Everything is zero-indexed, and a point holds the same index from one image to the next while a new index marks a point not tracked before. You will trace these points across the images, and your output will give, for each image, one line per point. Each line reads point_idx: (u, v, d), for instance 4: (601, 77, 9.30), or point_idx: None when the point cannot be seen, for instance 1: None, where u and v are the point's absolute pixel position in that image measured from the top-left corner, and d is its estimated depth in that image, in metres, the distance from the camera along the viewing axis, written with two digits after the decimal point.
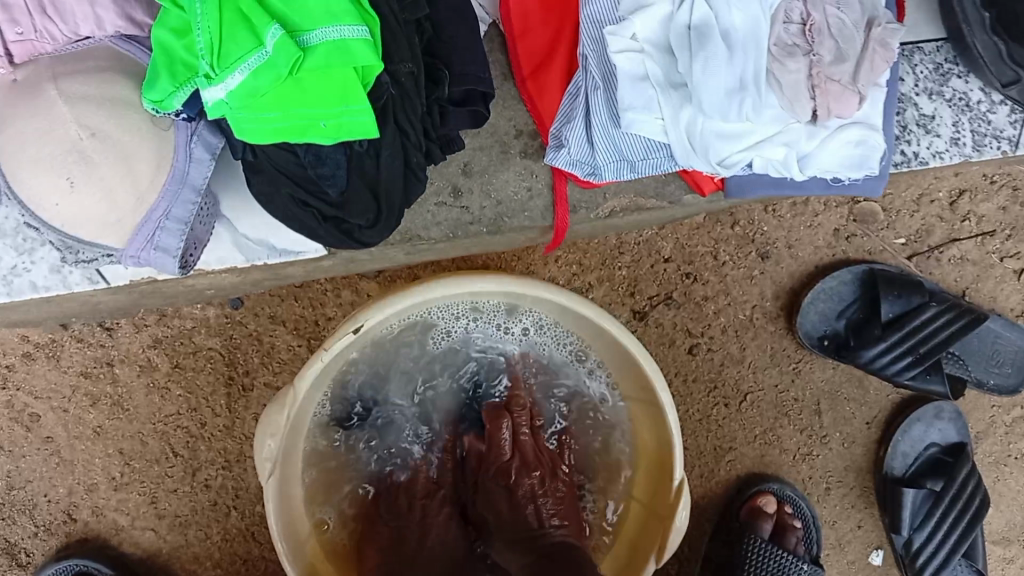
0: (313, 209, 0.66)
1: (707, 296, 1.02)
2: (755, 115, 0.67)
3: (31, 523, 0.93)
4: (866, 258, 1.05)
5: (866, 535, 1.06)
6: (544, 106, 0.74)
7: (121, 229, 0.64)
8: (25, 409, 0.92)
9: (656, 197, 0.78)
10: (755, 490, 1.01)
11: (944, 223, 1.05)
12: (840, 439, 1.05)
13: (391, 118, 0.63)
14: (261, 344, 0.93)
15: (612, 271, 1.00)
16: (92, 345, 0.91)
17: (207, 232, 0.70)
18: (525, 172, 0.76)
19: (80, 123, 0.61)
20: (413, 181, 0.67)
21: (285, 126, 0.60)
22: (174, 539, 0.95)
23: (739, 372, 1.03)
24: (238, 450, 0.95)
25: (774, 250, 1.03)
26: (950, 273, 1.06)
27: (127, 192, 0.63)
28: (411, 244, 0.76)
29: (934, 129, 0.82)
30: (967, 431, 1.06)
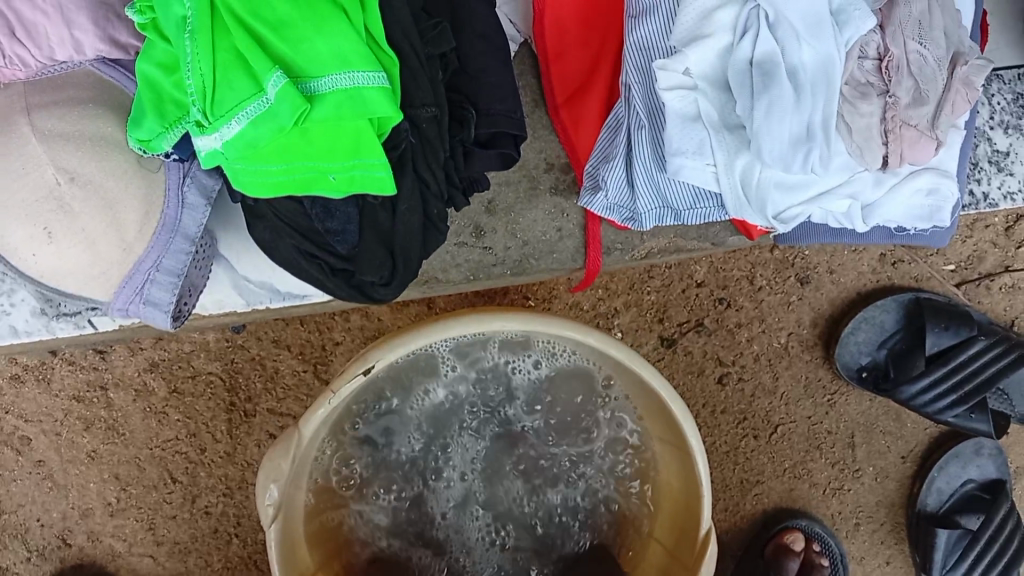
0: (322, 263, 0.59)
1: (741, 322, 0.95)
2: (821, 166, 0.60)
3: (24, 548, 0.89)
4: (912, 284, 0.98)
5: (894, 571, 1.01)
6: (579, 142, 0.67)
7: (107, 282, 0.58)
8: (15, 433, 0.86)
9: (699, 239, 0.71)
10: (781, 527, 0.96)
11: (998, 249, 0.97)
12: (873, 473, 1.00)
13: (409, 169, 0.55)
14: (264, 369, 0.87)
15: (640, 296, 0.92)
16: (85, 368, 0.85)
17: (204, 277, 0.63)
18: (554, 211, 0.69)
19: (58, 167, 0.55)
20: (433, 232, 0.59)
21: (288, 179, 0.53)
22: (174, 566, 0.91)
23: (771, 403, 0.97)
24: (239, 477, 0.90)
25: (814, 274, 0.96)
26: (999, 302, 0.99)
27: (111, 243, 0.56)
28: (427, 286, 0.69)
29: (1007, 167, 0.74)
30: (1007, 468, 1.01)
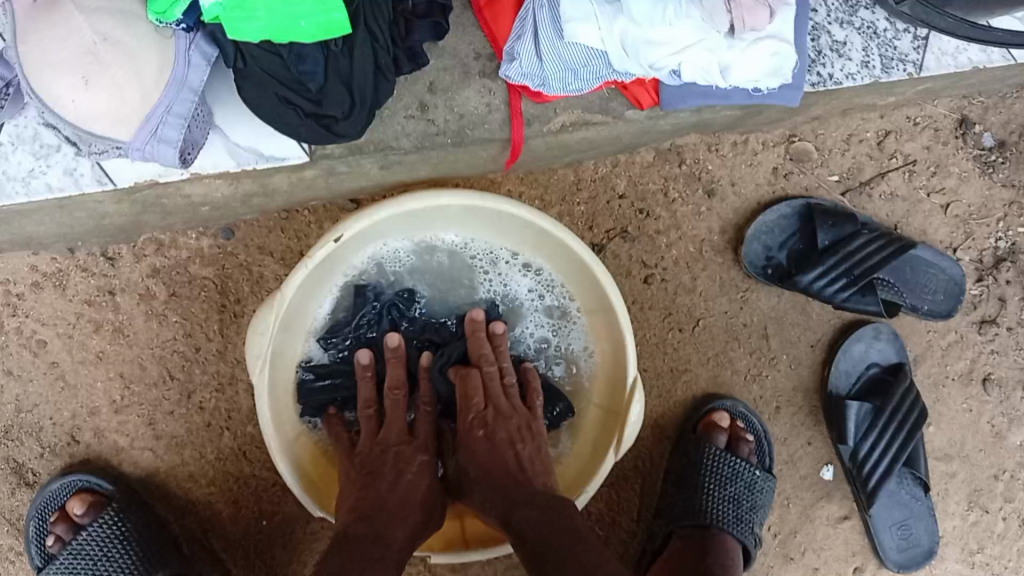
0: (298, 108, 0.75)
1: (659, 230, 1.12)
2: (678, 22, 0.78)
3: (37, 445, 1.00)
4: (804, 193, 1.15)
5: (816, 451, 1.13)
6: (498, 28, 0.84)
7: (128, 124, 0.73)
8: (33, 336, 0.99)
9: (602, 112, 0.89)
10: (710, 409, 1.09)
11: (873, 161, 1.16)
12: (787, 361, 1.14)
13: (362, 21, 0.73)
14: (250, 273, 1.02)
15: (572, 206, 1.09)
16: (95, 274, 0.99)
17: (203, 136, 0.80)
18: (484, 90, 0.86)
19: (94, 29, 0.71)
20: (383, 80, 0.76)
21: (268, 27, 0.70)
22: (170, 458, 1.02)
23: (691, 300, 1.12)
24: (229, 374, 1.03)
25: (719, 187, 1.13)
26: (882, 208, 1.16)
27: (133, 90, 0.72)
28: (384, 154, 0.85)
29: (845, 53, 0.93)
30: (905, 353, 1.15)
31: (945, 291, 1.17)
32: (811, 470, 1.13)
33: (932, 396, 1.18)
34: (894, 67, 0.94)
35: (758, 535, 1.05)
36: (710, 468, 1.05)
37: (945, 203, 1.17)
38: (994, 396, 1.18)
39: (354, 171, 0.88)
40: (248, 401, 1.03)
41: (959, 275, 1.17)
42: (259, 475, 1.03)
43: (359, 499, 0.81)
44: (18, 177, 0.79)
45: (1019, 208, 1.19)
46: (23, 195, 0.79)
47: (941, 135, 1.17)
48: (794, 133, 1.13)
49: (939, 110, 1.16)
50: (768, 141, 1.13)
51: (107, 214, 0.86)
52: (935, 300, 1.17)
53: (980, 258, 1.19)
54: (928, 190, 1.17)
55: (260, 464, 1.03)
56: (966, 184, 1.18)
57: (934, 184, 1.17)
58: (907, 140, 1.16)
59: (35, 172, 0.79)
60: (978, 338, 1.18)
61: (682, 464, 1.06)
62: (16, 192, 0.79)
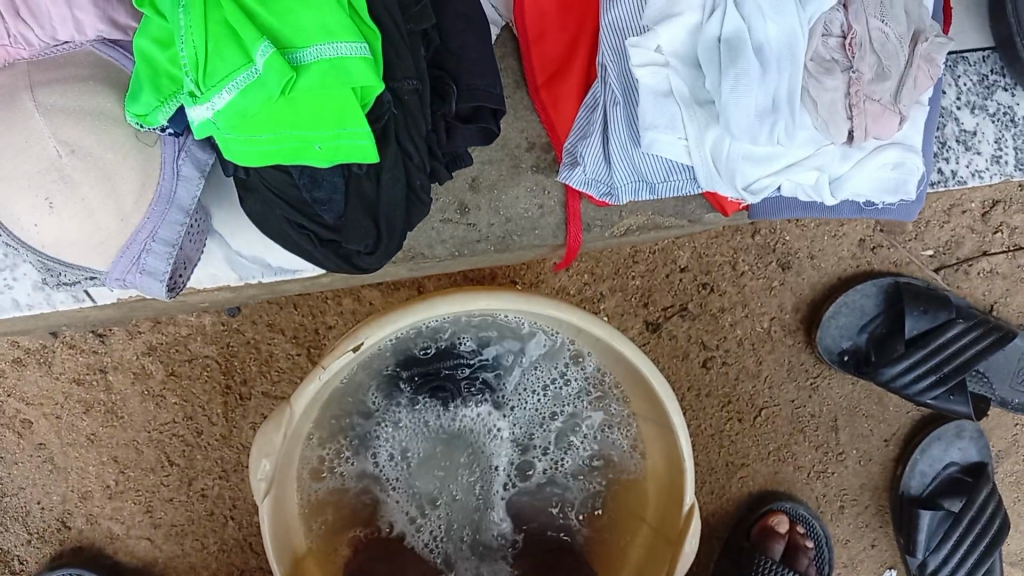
0: (311, 235, 0.62)
1: (724, 307, 0.98)
2: (786, 138, 0.62)
3: (24, 531, 0.91)
4: (891, 269, 1.00)
5: (879, 554, 1.03)
6: (559, 118, 0.69)
7: (105, 253, 0.60)
8: (17, 415, 0.89)
9: (676, 216, 0.74)
10: (767, 510, 0.98)
11: (975, 235, 1.00)
12: (856, 456, 1.01)
13: (392, 140, 0.58)
14: (259, 353, 0.90)
15: (626, 281, 0.95)
16: (85, 351, 0.88)
17: (198, 251, 0.66)
18: (536, 189, 0.72)
19: (59, 139, 0.57)
20: (417, 205, 0.62)
21: (276, 149, 0.56)
22: (170, 549, 0.93)
23: (754, 386, 0.99)
24: (234, 460, 0.92)
25: (795, 260, 0.98)
26: (978, 288, 1.02)
27: (109, 214, 0.59)
28: (414, 262, 0.72)
29: (974, 146, 0.77)
30: (989, 452, 1.03)
31: None
32: (871, 573, 1.03)
33: (1012, 496, 1.05)
34: None
35: None
36: None
37: None
38: None
39: (379, 275, 0.74)
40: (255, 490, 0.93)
41: None
42: (267, 568, 0.94)
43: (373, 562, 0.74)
44: None
45: None
46: None
47: None
48: None
49: None
50: None
51: (89, 317, 0.73)
52: None
53: None
54: None
55: (268, 556, 0.94)
56: None
57: None
58: (1017, 211, 1.00)
59: None
60: None
61: (732, 574, 0.96)
62: None
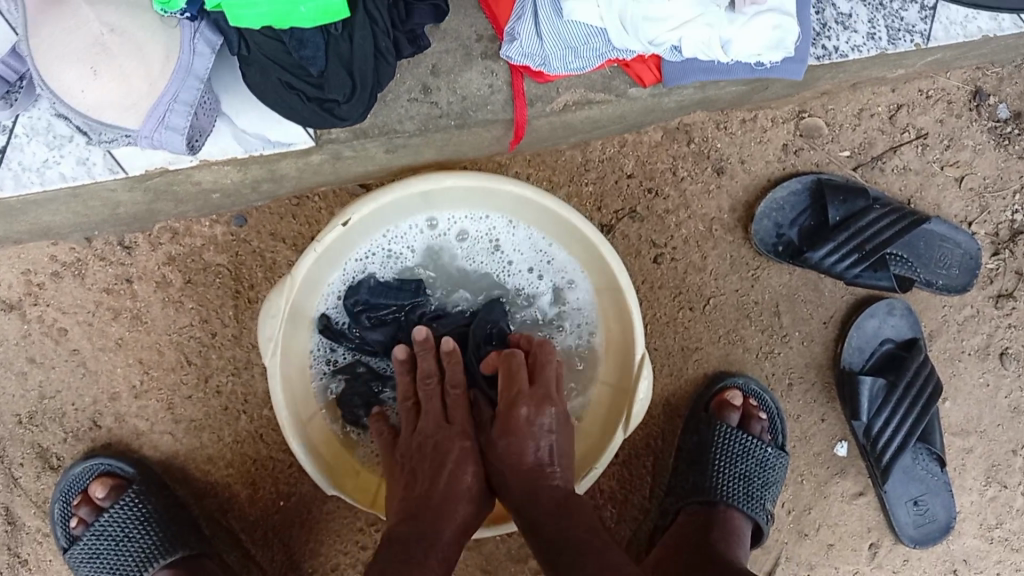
0: (299, 92, 0.77)
1: (668, 209, 1.12)
2: None
3: (61, 430, 1.03)
4: (814, 169, 1.14)
5: (829, 428, 1.13)
6: (499, 10, 0.85)
7: (137, 112, 0.75)
8: (54, 324, 1.02)
9: (605, 91, 0.89)
10: (723, 386, 1.10)
11: (885, 135, 1.14)
12: (799, 337, 1.13)
13: (361, 5, 0.73)
14: (264, 260, 1.04)
15: (579, 187, 1.10)
16: (113, 263, 1.02)
17: (211, 123, 0.81)
18: (486, 71, 0.87)
19: (102, 20, 0.72)
20: (384, 64, 0.77)
21: (269, 11, 0.71)
22: (190, 441, 1.04)
23: (702, 279, 1.12)
24: (245, 358, 1.05)
25: (728, 165, 1.13)
26: (894, 183, 1.15)
27: (140, 79, 0.74)
28: (389, 138, 0.87)
29: (851, 26, 0.92)
30: (919, 327, 1.15)
31: (960, 266, 1.15)
32: (825, 446, 1.13)
33: (947, 371, 1.17)
34: (902, 39, 0.93)
35: (769, 511, 1.05)
36: (720, 444, 1.05)
37: (959, 176, 1.16)
38: (1012, 369, 1.18)
39: (360, 155, 0.89)
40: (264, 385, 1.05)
41: (974, 249, 1.16)
42: (277, 457, 1.05)
43: (405, 500, 0.83)
44: (33, 167, 0.81)
45: None
46: (38, 185, 0.81)
47: (955, 107, 1.15)
48: (803, 110, 1.13)
49: (952, 83, 1.15)
50: (778, 118, 1.13)
51: (120, 202, 0.88)
52: (950, 275, 1.15)
53: (996, 232, 1.17)
54: (941, 164, 1.16)
55: (277, 445, 1.05)
56: (980, 157, 1.16)
57: (947, 158, 1.16)
58: (920, 114, 1.15)
59: (49, 162, 0.81)
60: (995, 312, 1.17)
61: (693, 441, 1.07)
62: (32, 182, 0.81)
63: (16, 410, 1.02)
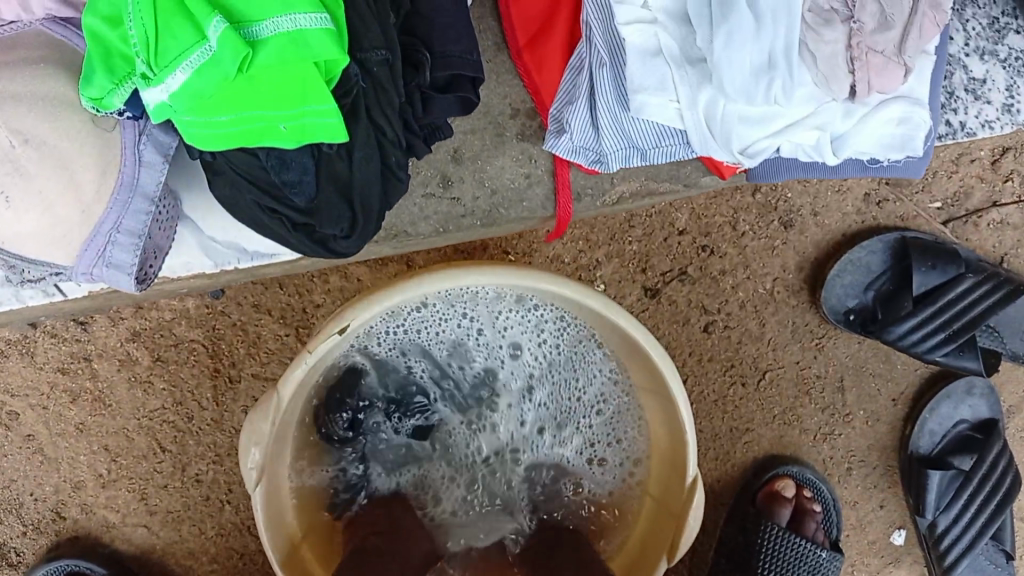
0: (283, 219, 0.58)
1: (724, 270, 0.95)
2: (783, 98, 0.58)
3: (19, 523, 0.90)
4: (898, 224, 0.96)
5: (888, 515, 1.01)
6: (544, 86, 0.65)
7: (68, 246, 0.57)
8: (3, 407, 0.87)
9: (670, 179, 0.70)
10: (774, 474, 0.96)
11: (984, 184, 0.96)
12: (863, 416, 0.99)
13: (362, 117, 0.55)
14: (247, 335, 0.87)
15: (621, 247, 0.92)
16: (69, 340, 0.86)
17: (168, 238, 0.63)
18: (521, 157, 0.68)
19: (11, 128, 0.54)
20: (393, 183, 0.59)
21: (237, 131, 0.52)
22: (167, 535, 0.91)
23: (758, 350, 0.97)
24: (228, 444, 0.90)
25: (798, 218, 0.95)
26: (988, 239, 0.98)
27: (70, 206, 0.56)
28: (398, 240, 0.68)
29: (983, 95, 0.73)
30: (999, 407, 1.00)
31: None
32: (881, 534, 1.01)
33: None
34: None
35: None
36: (767, 549, 0.92)
37: None
38: None
39: (362, 253, 0.71)
40: None
41: None
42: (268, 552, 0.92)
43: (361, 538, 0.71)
44: None
45: None
46: None
47: None
48: None
49: None
50: None
51: (63, 307, 0.71)
52: None
53: None
54: None
55: None
56: None
57: None
58: None
59: None
60: None
61: (738, 541, 0.94)
62: None
63: None
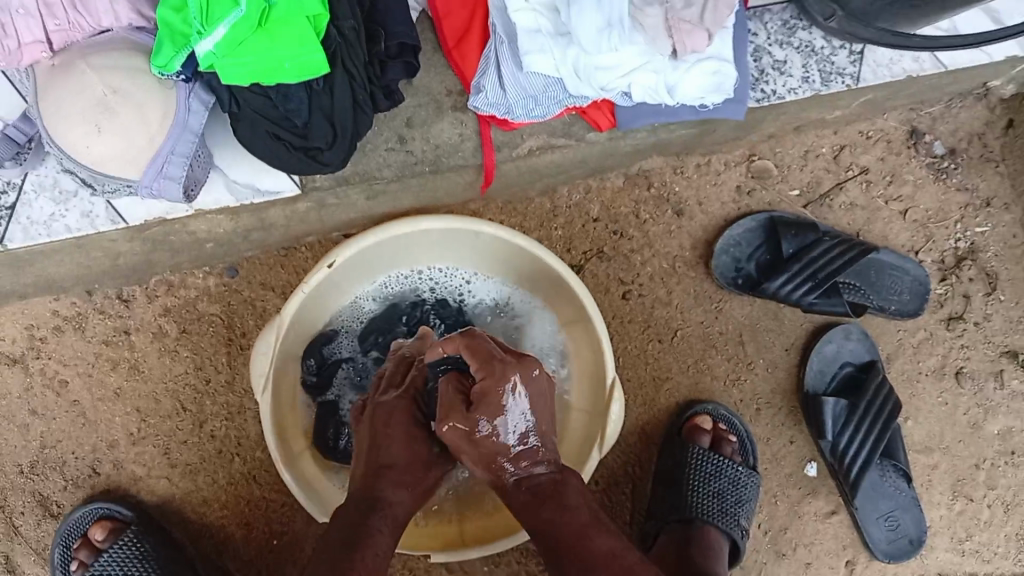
0: (285, 141, 0.84)
1: (633, 249, 1.19)
2: (620, 45, 0.86)
3: (61, 478, 1.07)
4: (767, 208, 1.22)
5: (798, 449, 1.19)
6: (467, 67, 0.93)
7: (138, 164, 0.82)
8: (56, 376, 1.07)
9: (565, 136, 0.98)
10: (693, 411, 1.16)
11: (830, 174, 1.24)
12: (764, 364, 1.20)
13: (339, 64, 0.83)
14: (255, 309, 1.09)
15: (550, 232, 1.17)
16: (112, 316, 1.07)
17: (205, 174, 0.88)
18: (456, 122, 0.95)
19: (105, 83, 0.80)
20: (361, 115, 0.86)
21: (259, 69, 0.79)
22: (186, 485, 1.08)
23: (668, 312, 1.19)
24: (238, 403, 1.09)
25: (687, 207, 1.21)
26: (843, 217, 1.24)
27: (141, 133, 0.81)
28: (369, 183, 0.94)
29: (786, 71, 1.02)
30: (876, 350, 1.22)
31: (910, 291, 1.23)
32: (796, 466, 1.19)
33: (907, 392, 1.23)
34: (834, 80, 1.03)
35: (745, 527, 1.11)
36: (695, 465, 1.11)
37: (903, 210, 1.25)
38: (969, 388, 1.24)
39: (342, 202, 0.97)
40: (256, 429, 1.09)
41: (923, 275, 1.23)
42: (269, 497, 1.09)
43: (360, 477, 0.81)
44: (40, 221, 0.88)
45: (975, 210, 1.25)
46: (46, 236, 0.88)
47: (894, 146, 1.24)
48: (753, 154, 1.22)
49: (889, 124, 1.24)
50: (730, 161, 1.22)
51: (121, 252, 0.95)
52: (902, 300, 1.23)
53: (942, 259, 1.25)
54: (886, 199, 1.25)
55: (270, 487, 1.09)
56: (921, 190, 1.25)
57: (891, 193, 1.25)
58: (862, 154, 1.24)
59: (55, 216, 0.88)
60: (948, 334, 1.24)
61: (669, 464, 1.13)
62: (40, 234, 0.87)
63: (17, 461, 1.07)
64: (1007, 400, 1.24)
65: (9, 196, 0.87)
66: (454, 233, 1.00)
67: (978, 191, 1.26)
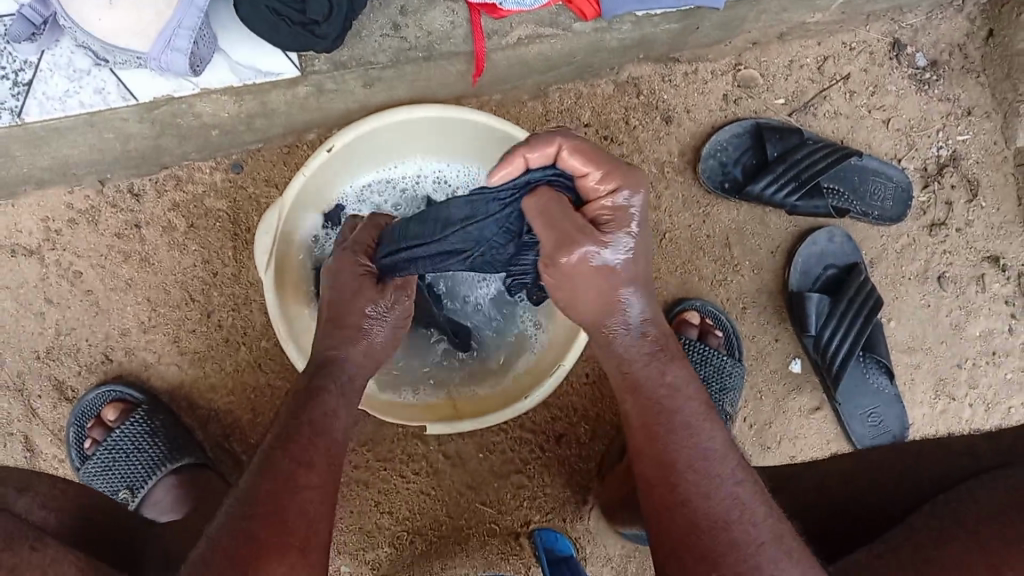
0: (285, 18, 0.89)
1: (625, 154, 1.22)
2: None
3: (75, 363, 1.13)
4: (753, 115, 1.26)
5: (783, 347, 1.24)
6: None
7: (147, 37, 0.88)
8: (70, 266, 1.12)
9: (552, 26, 1.03)
10: (681, 309, 1.22)
11: (815, 84, 1.27)
12: (749, 266, 1.24)
13: None
14: (259, 205, 1.14)
15: (542, 135, 1.21)
16: (123, 210, 1.12)
17: (210, 54, 0.94)
18: (447, 11, 1.00)
19: None
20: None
21: None
22: (194, 371, 1.14)
23: (659, 216, 1.23)
24: (243, 294, 1.14)
25: (676, 113, 1.24)
26: (827, 126, 1.28)
27: (150, 7, 0.86)
28: (364, 68, 0.99)
29: None
30: (858, 252, 1.25)
31: (892, 198, 1.26)
32: (780, 363, 1.24)
33: (891, 294, 1.27)
34: None
35: (729, 412, 1.17)
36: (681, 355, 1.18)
37: (886, 119, 1.29)
38: (950, 291, 1.28)
39: (341, 90, 1.03)
40: (261, 319, 1.15)
41: (905, 182, 1.27)
42: (274, 385, 1.15)
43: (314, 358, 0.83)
44: (56, 97, 0.94)
45: (956, 119, 1.30)
46: (60, 110, 0.94)
47: (876, 57, 1.28)
48: (738, 64, 1.25)
49: (872, 35, 1.27)
50: (716, 71, 1.24)
51: (132, 134, 1.01)
52: (884, 207, 1.26)
53: (924, 166, 1.29)
54: (870, 108, 1.28)
55: (274, 373, 1.15)
56: (904, 100, 1.29)
57: (874, 102, 1.28)
58: (845, 64, 1.27)
59: (70, 92, 0.94)
60: (931, 239, 1.28)
61: None
62: (55, 108, 0.94)
63: (34, 346, 1.12)
64: (988, 303, 1.29)
65: (26, 73, 0.93)
66: (445, 120, 1.05)
67: (959, 101, 1.30)
